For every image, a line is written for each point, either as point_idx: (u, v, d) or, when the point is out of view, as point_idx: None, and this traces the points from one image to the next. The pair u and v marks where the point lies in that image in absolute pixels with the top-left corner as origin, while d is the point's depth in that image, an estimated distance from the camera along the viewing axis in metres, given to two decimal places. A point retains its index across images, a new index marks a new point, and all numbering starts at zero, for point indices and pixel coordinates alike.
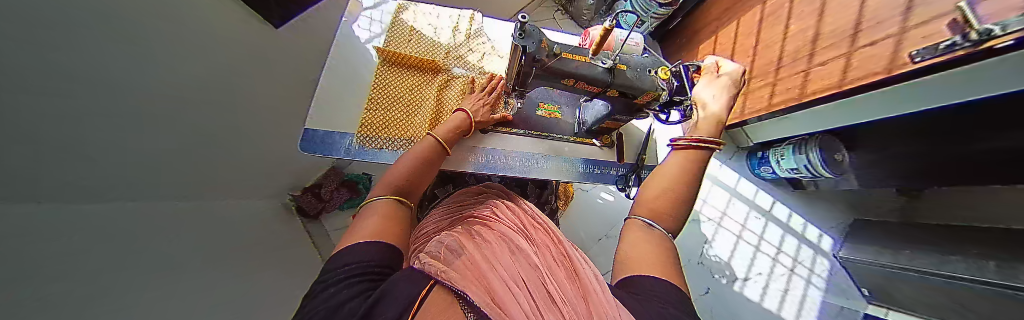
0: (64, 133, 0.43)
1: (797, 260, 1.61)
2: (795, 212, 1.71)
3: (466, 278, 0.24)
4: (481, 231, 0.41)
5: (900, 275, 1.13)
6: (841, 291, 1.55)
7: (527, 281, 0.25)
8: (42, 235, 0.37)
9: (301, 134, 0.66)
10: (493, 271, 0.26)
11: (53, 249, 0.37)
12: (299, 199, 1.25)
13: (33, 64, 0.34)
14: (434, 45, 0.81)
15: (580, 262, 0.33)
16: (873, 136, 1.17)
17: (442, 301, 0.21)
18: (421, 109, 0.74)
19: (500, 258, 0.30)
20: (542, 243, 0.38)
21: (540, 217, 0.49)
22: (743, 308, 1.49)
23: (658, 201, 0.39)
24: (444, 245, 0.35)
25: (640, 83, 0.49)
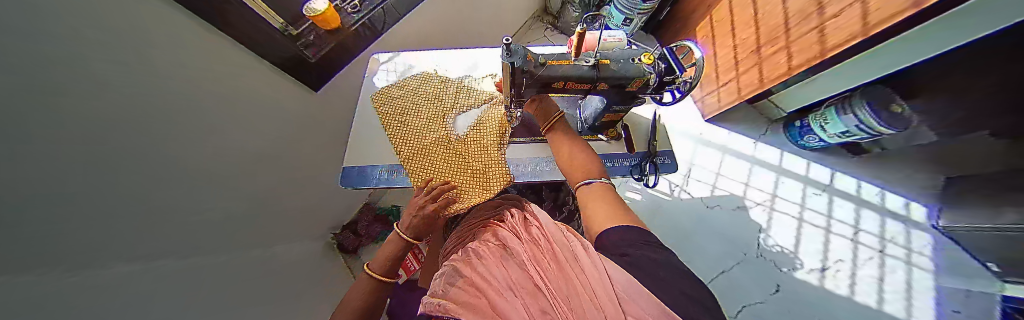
0: (119, 199, 0.53)
1: (884, 238, 1.35)
2: (863, 181, 1.48)
3: (465, 312, 0.31)
4: (477, 247, 0.48)
5: None
6: (960, 270, 1.24)
7: (514, 285, 0.33)
8: (65, 297, 0.40)
9: (341, 173, 0.76)
10: (486, 288, 0.34)
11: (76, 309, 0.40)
12: (340, 237, 1.39)
13: (77, 140, 0.42)
14: (433, 104, 0.85)
15: (564, 239, 0.39)
16: (936, 77, 1.01)
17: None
18: (458, 157, 0.76)
19: (491, 273, 0.37)
20: (529, 239, 0.45)
21: (529, 208, 0.58)
22: (832, 306, 1.24)
23: (577, 170, 0.57)
24: (448, 273, 0.44)
25: (625, 72, 0.51)
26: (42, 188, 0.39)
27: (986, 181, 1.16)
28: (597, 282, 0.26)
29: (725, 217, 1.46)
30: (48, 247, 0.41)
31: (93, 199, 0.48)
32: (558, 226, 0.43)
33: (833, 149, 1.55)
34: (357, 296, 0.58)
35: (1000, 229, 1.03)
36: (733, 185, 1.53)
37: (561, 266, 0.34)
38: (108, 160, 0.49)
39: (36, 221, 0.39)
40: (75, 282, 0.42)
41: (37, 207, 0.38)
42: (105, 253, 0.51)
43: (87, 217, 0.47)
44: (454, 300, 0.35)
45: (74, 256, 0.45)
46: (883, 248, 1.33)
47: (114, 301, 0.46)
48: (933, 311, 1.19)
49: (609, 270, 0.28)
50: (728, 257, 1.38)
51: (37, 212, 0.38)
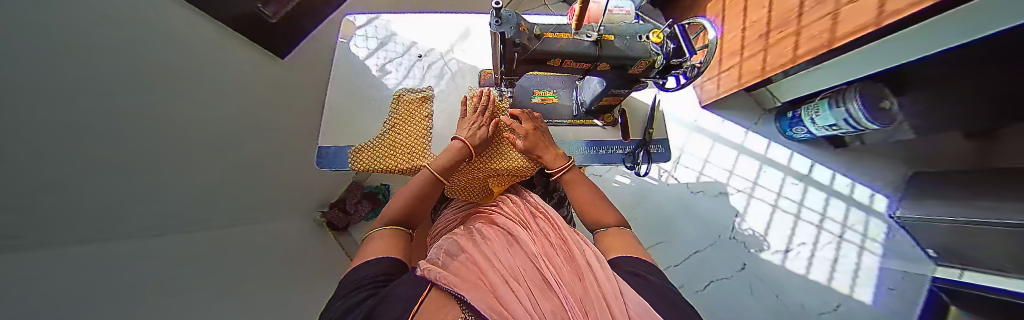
0: (110, 163, 0.48)
1: (845, 225, 1.47)
2: (838, 172, 1.55)
3: (464, 282, 0.30)
4: (478, 228, 0.49)
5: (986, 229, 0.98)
6: (903, 254, 1.39)
7: (526, 275, 0.33)
8: (70, 270, 0.39)
9: (316, 152, 0.69)
10: (493, 270, 0.33)
11: (82, 282, 0.39)
12: (326, 214, 1.28)
13: (70, 104, 0.39)
14: (396, 140, 0.69)
15: (577, 245, 0.41)
16: (931, 74, 1.02)
17: (443, 302, 0.28)
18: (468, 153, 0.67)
19: (499, 256, 0.37)
20: (538, 233, 0.46)
21: (538, 203, 0.59)
22: (788, 282, 1.38)
23: (594, 210, 0.55)
24: (446, 246, 0.43)
25: (631, 53, 0.47)
26: (61, 155, 0.39)
27: (955, 177, 1.24)
28: (612, 293, 0.28)
29: (706, 202, 1.53)
30: (64, 217, 0.41)
31: (96, 168, 0.45)
32: (574, 234, 0.45)
33: (817, 141, 1.60)
34: (410, 190, 0.53)
35: (941, 220, 1.16)
36: (718, 172, 1.58)
37: (573, 268, 0.35)
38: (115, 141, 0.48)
39: (60, 189, 0.39)
40: (75, 247, 0.42)
41: (46, 178, 0.37)
42: (114, 226, 0.50)
43: (96, 193, 0.46)
44: (453, 272, 0.33)
45: (73, 231, 0.43)
46: (842, 234, 1.45)
47: (112, 274, 0.44)
48: (871, 293, 1.35)
49: (621, 286, 0.29)
50: (703, 238, 1.47)
51: (59, 183, 0.39)
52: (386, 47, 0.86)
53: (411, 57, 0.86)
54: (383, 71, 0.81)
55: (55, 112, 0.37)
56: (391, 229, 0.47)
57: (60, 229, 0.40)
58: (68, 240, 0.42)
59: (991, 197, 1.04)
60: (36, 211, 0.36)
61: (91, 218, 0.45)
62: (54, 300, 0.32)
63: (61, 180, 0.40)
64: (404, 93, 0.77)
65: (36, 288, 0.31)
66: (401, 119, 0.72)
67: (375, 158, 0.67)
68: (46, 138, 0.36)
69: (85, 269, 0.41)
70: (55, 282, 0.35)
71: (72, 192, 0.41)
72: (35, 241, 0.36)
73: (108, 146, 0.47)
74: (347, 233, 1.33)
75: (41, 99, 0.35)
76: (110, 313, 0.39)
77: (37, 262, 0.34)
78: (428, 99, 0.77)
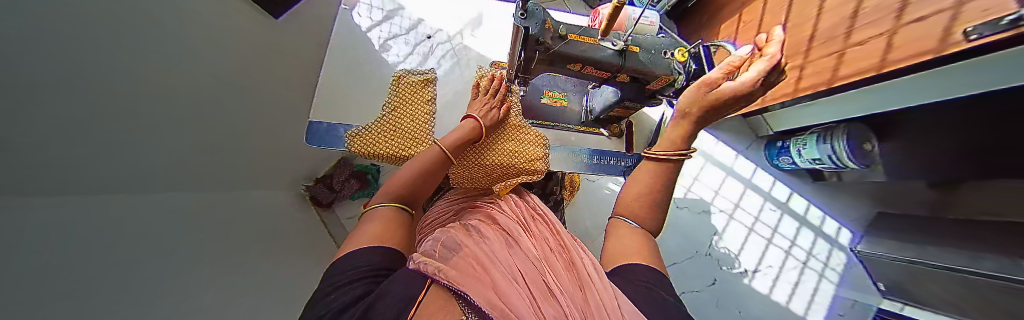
0: (103, 116, 0.44)
1: (811, 254, 1.57)
2: (813, 204, 1.64)
3: (464, 278, 0.29)
4: (477, 225, 0.48)
5: (931, 272, 1.10)
6: (857, 285, 1.51)
7: (525, 276, 0.31)
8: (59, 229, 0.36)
9: (307, 128, 0.65)
10: (494, 268, 0.32)
11: (73, 243, 0.37)
12: (312, 190, 1.21)
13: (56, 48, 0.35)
14: (396, 125, 0.63)
15: (578, 253, 0.40)
16: (918, 124, 1.08)
17: (440, 299, 0.27)
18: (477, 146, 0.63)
19: (499, 255, 0.36)
20: (538, 237, 0.46)
21: (538, 207, 0.58)
22: (754, 300, 1.48)
23: (633, 203, 0.42)
24: (443, 240, 0.41)
25: (653, 67, 0.46)
26: (58, 106, 0.36)
27: (911, 221, 1.35)
28: (611, 302, 0.27)
29: (690, 218, 1.59)
30: (54, 169, 0.38)
31: (87, 122, 0.42)
32: (575, 241, 0.45)
33: (799, 172, 1.68)
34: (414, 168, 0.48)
35: (891, 258, 1.30)
36: (705, 190, 1.63)
37: (574, 275, 0.35)
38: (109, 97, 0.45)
39: (47, 135, 0.36)
40: (62, 206, 0.39)
41: (37, 131, 0.34)
42: (96, 186, 0.47)
43: (82, 150, 0.43)
44: (451, 266, 0.32)
45: (58, 187, 0.40)
46: (807, 261, 1.55)
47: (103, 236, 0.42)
48: (824, 315, 1.46)
49: (618, 295, 0.28)
50: (682, 251, 1.54)
51: (47, 130, 0.36)
52: (391, 21, 0.83)
53: (415, 36, 0.82)
54: (383, 47, 0.76)
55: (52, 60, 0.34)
56: (394, 209, 0.42)
57: (50, 177, 0.38)
58: (56, 197, 0.39)
59: (940, 245, 1.15)
60: (25, 163, 0.33)
61: (73, 173, 0.42)
62: (41, 252, 0.31)
63: (49, 133, 0.36)
64: (404, 74, 0.67)
65: (26, 237, 0.30)
66: (401, 101, 0.65)
67: (376, 145, 0.62)
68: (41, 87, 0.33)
69: (68, 221, 0.38)
70: (41, 235, 0.33)
71: (58, 146, 0.38)
72: (25, 195, 0.34)
73: (99, 100, 0.43)
74: (331, 209, 1.28)
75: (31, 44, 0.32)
76: (94, 268, 0.37)
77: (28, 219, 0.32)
78: (432, 83, 0.68)
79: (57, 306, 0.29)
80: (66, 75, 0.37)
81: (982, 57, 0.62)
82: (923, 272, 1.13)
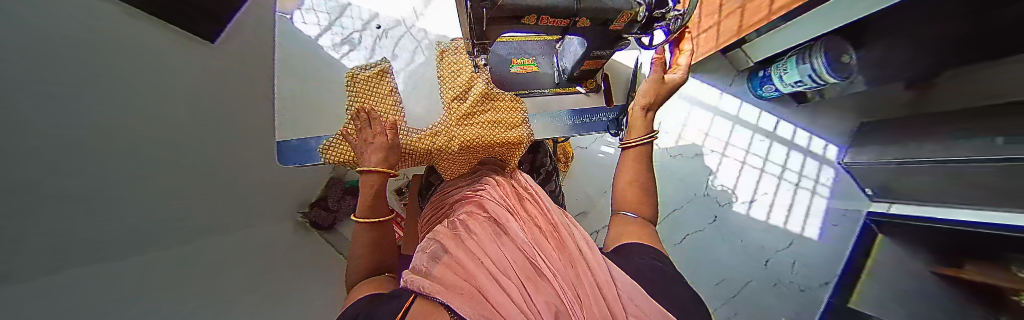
0: (93, 171, 0.44)
1: (802, 174, 1.64)
2: (799, 127, 1.69)
3: (451, 285, 0.28)
4: (463, 222, 0.47)
5: (904, 169, 1.18)
6: (845, 194, 1.60)
7: (515, 267, 0.32)
8: (56, 298, 0.36)
9: (276, 149, 0.62)
10: (482, 267, 0.32)
11: (69, 308, 0.36)
12: (310, 215, 1.22)
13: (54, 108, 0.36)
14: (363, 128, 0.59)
15: (569, 233, 0.41)
16: (886, 28, 1.08)
17: (427, 307, 0.26)
18: (455, 131, 0.61)
19: (488, 250, 0.36)
20: (527, 221, 0.46)
21: (526, 188, 0.58)
22: (754, 228, 1.56)
23: (631, 196, 0.50)
24: (430, 249, 0.40)
25: (610, 3, 0.42)
26: (50, 169, 0.36)
27: (888, 125, 1.42)
28: (604, 276, 0.29)
29: (684, 164, 1.63)
30: (50, 236, 0.38)
31: (78, 180, 0.41)
32: (565, 219, 0.46)
33: (783, 99, 1.70)
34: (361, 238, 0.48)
35: (874, 164, 1.36)
36: (695, 135, 1.65)
37: (567, 257, 0.35)
38: (91, 161, 0.43)
39: (47, 203, 0.37)
40: (55, 271, 0.39)
41: (30, 200, 0.34)
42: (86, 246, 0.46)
43: (75, 212, 0.42)
44: (437, 277, 0.31)
45: (58, 254, 0.39)
46: (799, 182, 1.63)
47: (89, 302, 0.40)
48: (818, 228, 1.56)
49: (613, 273, 0.30)
50: (680, 197, 1.59)
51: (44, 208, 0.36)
52: (341, 23, 0.77)
53: (372, 29, 0.76)
54: (345, 43, 0.73)
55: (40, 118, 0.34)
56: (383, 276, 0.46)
57: (49, 256, 0.38)
58: (49, 264, 0.38)
59: (914, 141, 1.21)
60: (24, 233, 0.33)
61: (68, 236, 0.41)
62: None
63: (47, 199, 0.37)
64: (352, 71, 0.59)
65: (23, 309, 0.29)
66: (361, 99, 0.58)
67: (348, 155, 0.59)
68: (32, 152, 0.33)
69: (57, 290, 0.37)
70: (39, 305, 0.32)
71: (52, 212, 0.38)
72: (21, 264, 0.33)
73: (87, 155, 0.42)
74: (334, 231, 1.29)
75: (32, 104, 0.32)
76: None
77: (20, 292, 0.31)
78: (387, 73, 0.62)
79: None
80: (57, 150, 0.37)
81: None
82: (899, 169, 1.20)
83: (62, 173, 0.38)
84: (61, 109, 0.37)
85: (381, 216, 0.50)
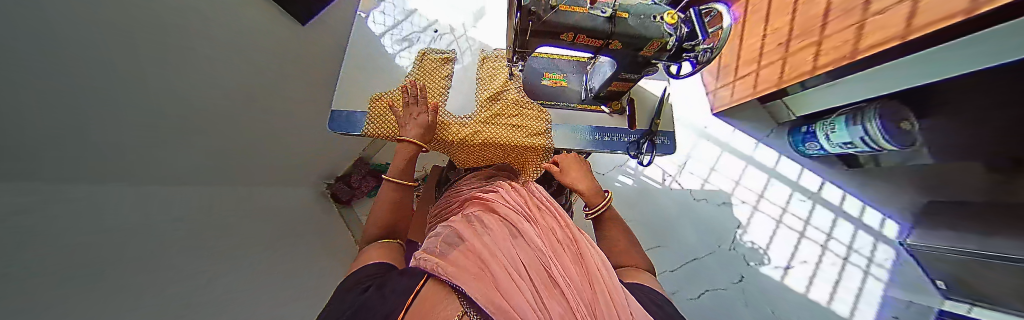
0: (115, 115, 0.49)
1: (851, 248, 1.43)
2: (849, 193, 1.51)
3: (463, 270, 0.31)
4: (478, 217, 0.50)
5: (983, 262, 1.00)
6: (907, 283, 1.36)
7: (527, 267, 0.33)
8: (58, 221, 0.38)
9: (329, 116, 0.71)
10: (494, 260, 0.34)
11: (64, 233, 0.38)
12: (333, 187, 1.29)
13: (68, 41, 0.38)
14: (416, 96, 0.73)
15: (585, 249, 0.42)
16: (951, 98, 0.97)
17: (442, 291, 0.30)
18: (481, 127, 0.69)
19: (500, 247, 0.38)
20: (544, 229, 0.47)
21: (542, 198, 0.60)
22: (787, 300, 1.35)
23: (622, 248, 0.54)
24: (444, 235, 0.44)
25: (644, 31, 0.47)
26: (60, 100, 0.39)
27: (959, 208, 1.23)
28: (621, 298, 0.31)
29: (709, 210, 1.51)
30: (51, 162, 0.41)
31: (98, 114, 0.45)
32: (582, 233, 0.47)
33: (830, 158, 1.55)
34: (382, 201, 0.54)
35: (946, 252, 1.16)
36: (724, 181, 1.55)
37: (585, 271, 0.36)
38: (110, 92, 0.47)
39: (53, 128, 0.39)
40: (63, 194, 0.42)
41: (38, 123, 0.36)
42: (110, 178, 0.51)
43: (85, 145, 0.45)
44: (450, 261, 0.35)
45: (56, 181, 0.42)
46: (848, 256, 1.42)
47: (98, 227, 0.44)
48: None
49: (629, 299, 0.31)
50: (703, 245, 1.46)
51: (60, 120, 0.40)
52: (401, 26, 0.86)
53: (431, 33, 0.85)
54: (405, 41, 0.83)
55: (52, 47, 0.36)
56: (387, 243, 0.48)
57: (53, 167, 0.41)
58: (54, 186, 0.41)
59: (1001, 235, 1.02)
60: (23, 153, 0.36)
61: (75, 166, 0.45)
62: (25, 238, 0.32)
63: (56, 126, 0.39)
64: (427, 52, 0.79)
65: (11, 222, 0.31)
66: (423, 75, 0.75)
67: (385, 129, 0.70)
68: (42, 80, 0.35)
69: (70, 214, 0.41)
70: (34, 223, 0.34)
71: (56, 139, 0.40)
72: (18, 183, 0.36)
73: (105, 93, 0.46)
74: (349, 207, 1.35)
75: (47, 36, 0.35)
76: (72, 257, 0.38)
77: (20, 206, 0.34)
78: (450, 61, 0.78)
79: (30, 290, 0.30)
80: (74, 76, 0.40)
81: (997, 27, 0.61)
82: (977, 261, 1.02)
83: (76, 95, 0.41)
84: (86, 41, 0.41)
85: (409, 181, 0.59)
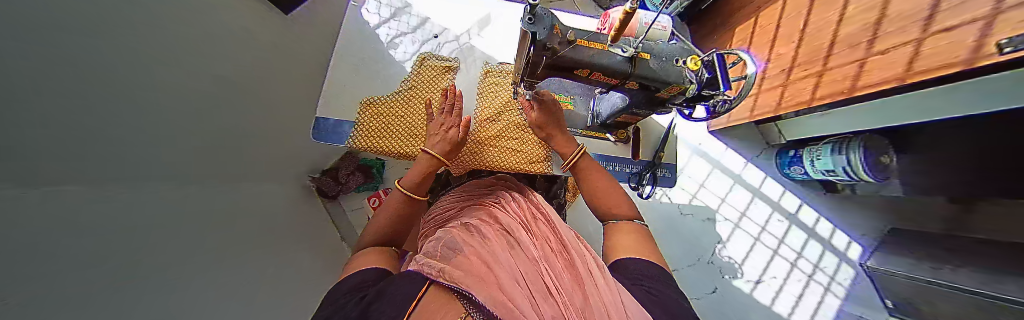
0: (137, 114, 0.47)
1: (818, 266, 1.53)
2: (823, 216, 1.60)
3: (467, 276, 0.32)
4: (478, 223, 0.49)
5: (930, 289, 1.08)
6: (864, 301, 1.47)
7: (527, 279, 0.34)
8: (88, 223, 0.37)
9: (314, 123, 0.66)
10: (497, 269, 0.35)
11: (93, 236, 0.37)
12: (318, 182, 1.23)
13: (90, 33, 0.36)
14: (411, 106, 0.69)
15: (579, 255, 0.41)
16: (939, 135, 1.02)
17: (444, 297, 0.30)
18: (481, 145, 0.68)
19: (502, 257, 0.38)
20: (539, 237, 0.47)
21: (538, 204, 0.59)
22: (754, 311, 1.45)
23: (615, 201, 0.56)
24: (445, 240, 0.43)
25: (663, 75, 0.44)
26: (82, 97, 0.36)
27: (920, 237, 1.34)
28: (613, 301, 0.30)
29: (693, 225, 1.57)
30: (77, 164, 0.38)
31: (119, 116, 0.43)
32: (578, 241, 0.47)
33: (811, 184, 1.63)
34: (390, 206, 0.56)
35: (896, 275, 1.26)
36: (711, 198, 1.60)
37: (576, 278, 0.37)
38: (134, 84, 0.45)
39: (75, 129, 0.37)
40: (86, 190, 0.40)
41: (58, 122, 0.34)
42: (131, 175, 0.49)
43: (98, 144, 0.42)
44: (453, 265, 0.35)
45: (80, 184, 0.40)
46: (813, 274, 1.52)
47: (127, 227, 0.43)
48: None
49: (621, 295, 0.31)
50: (683, 258, 1.52)
51: (101, 111, 0.40)
52: (401, 19, 0.79)
53: (429, 36, 0.79)
54: (400, 44, 0.75)
55: (69, 40, 0.33)
56: (380, 249, 0.50)
57: (69, 168, 0.38)
58: (77, 185, 0.39)
59: (951, 264, 1.11)
60: (50, 154, 0.34)
61: (95, 169, 0.42)
62: (60, 244, 0.31)
63: (80, 126, 0.37)
64: (427, 57, 0.74)
65: (43, 229, 0.30)
66: (419, 83, 0.71)
67: (373, 140, 0.66)
68: (64, 76, 0.33)
69: (99, 216, 0.39)
70: (63, 228, 0.33)
71: (81, 140, 0.38)
72: (48, 183, 0.34)
73: (127, 92, 0.43)
74: (337, 202, 1.31)
75: (63, 25, 0.32)
76: (99, 241, 0.37)
77: (52, 212, 0.32)
78: (452, 71, 0.74)
79: (68, 295, 0.29)
80: (99, 70, 0.38)
81: (1003, 73, 0.60)
82: (924, 287, 1.10)
83: (103, 90, 0.39)
84: (110, 32, 0.39)
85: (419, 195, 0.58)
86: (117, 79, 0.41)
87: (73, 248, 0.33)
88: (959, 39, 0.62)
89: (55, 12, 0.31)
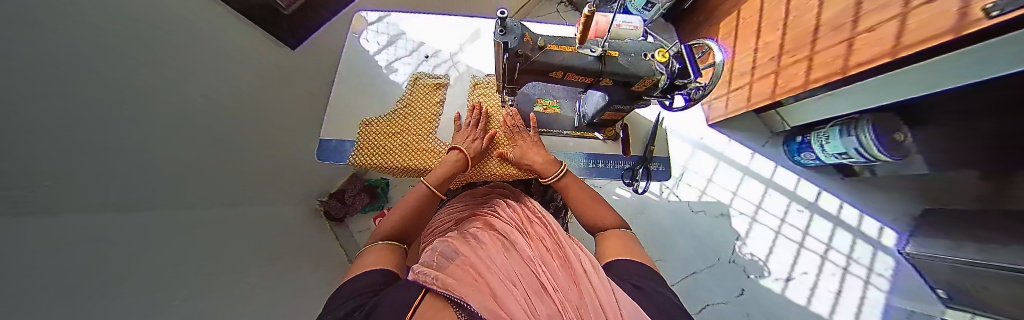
0: (132, 144, 0.49)
1: (851, 257, 1.42)
2: (846, 202, 1.51)
3: (461, 283, 0.32)
4: (474, 231, 0.49)
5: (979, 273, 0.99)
6: (913, 293, 1.33)
7: (522, 281, 0.34)
8: (83, 248, 0.38)
9: (317, 144, 0.70)
10: (491, 274, 0.35)
11: (93, 261, 0.38)
12: (325, 206, 1.27)
13: (89, 70, 0.39)
14: (406, 122, 0.73)
15: (574, 254, 0.41)
16: (948, 108, 0.99)
17: (439, 305, 0.30)
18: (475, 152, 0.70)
19: (496, 262, 0.38)
20: (536, 240, 0.47)
21: (534, 209, 0.59)
22: (788, 313, 1.33)
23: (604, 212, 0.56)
24: (441, 249, 0.43)
25: (634, 70, 0.46)
26: (75, 128, 0.38)
27: (956, 215, 1.24)
28: (607, 297, 0.30)
29: (707, 222, 1.50)
30: (72, 194, 0.40)
31: (108, 147, 0.45)
32: (570, 239, 0.47)
33: (825, 169, 1.56)
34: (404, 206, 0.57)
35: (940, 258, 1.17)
36: (721, 192, 1.55)
37: (573, 277, 0.36)
38: (128, 116, 0.47)
39: (70, 159, 0.39)
40: (87, 221, 0.42)
41: (51, 152, 0.36)
42: (127, 204, 0.51)
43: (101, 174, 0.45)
44: (447, 274, 0.35)
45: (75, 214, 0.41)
46: (847, 266, 1.40)
47: (125, 252, 0.44)
48: None
49: (616, 293, 0.31)
50: (702, 259, 1.43)
51: (102, 141, 0.43)
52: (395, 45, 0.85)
53: (420, 58, 0.85)
54: (393, 67, 0.81)
55: (73, 77, 0.37)
56: (388, 244, 0.50)
57: (68, 198, 0.40)
58: (79, 215, 0.41)
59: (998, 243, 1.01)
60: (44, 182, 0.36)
61: (85, 199, 0.43)
62: (57, 266, 0.33)
63: (74, 155, 0.40)
64: (419, 77, 0.79)
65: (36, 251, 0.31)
66: (413, 101, 0.75)
67: (371, 157, 0.69)
68: (59, 108, 0.35)
69: (100, 244, 0.41)
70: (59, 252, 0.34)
71: (77, 169, 0.41)
72: (46, 211, 0.36)
73: (119, 125, 0.46)
74: (343, 225, 1.33)
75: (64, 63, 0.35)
76: (99, 266, 0.38)
77: (47, 237, 0.34)
78: (443, 87, 0.79)
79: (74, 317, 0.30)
80: (90, 103, 0.41)
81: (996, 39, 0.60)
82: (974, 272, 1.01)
83: (96, 121, 0.42)
84: (110, 68, 0.42)
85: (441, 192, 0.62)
86: (119, 110, 0.45)
87: (73, 269, 0.34)
88: (943, 9, 0.62)
89: (58, 48, 0.34)
